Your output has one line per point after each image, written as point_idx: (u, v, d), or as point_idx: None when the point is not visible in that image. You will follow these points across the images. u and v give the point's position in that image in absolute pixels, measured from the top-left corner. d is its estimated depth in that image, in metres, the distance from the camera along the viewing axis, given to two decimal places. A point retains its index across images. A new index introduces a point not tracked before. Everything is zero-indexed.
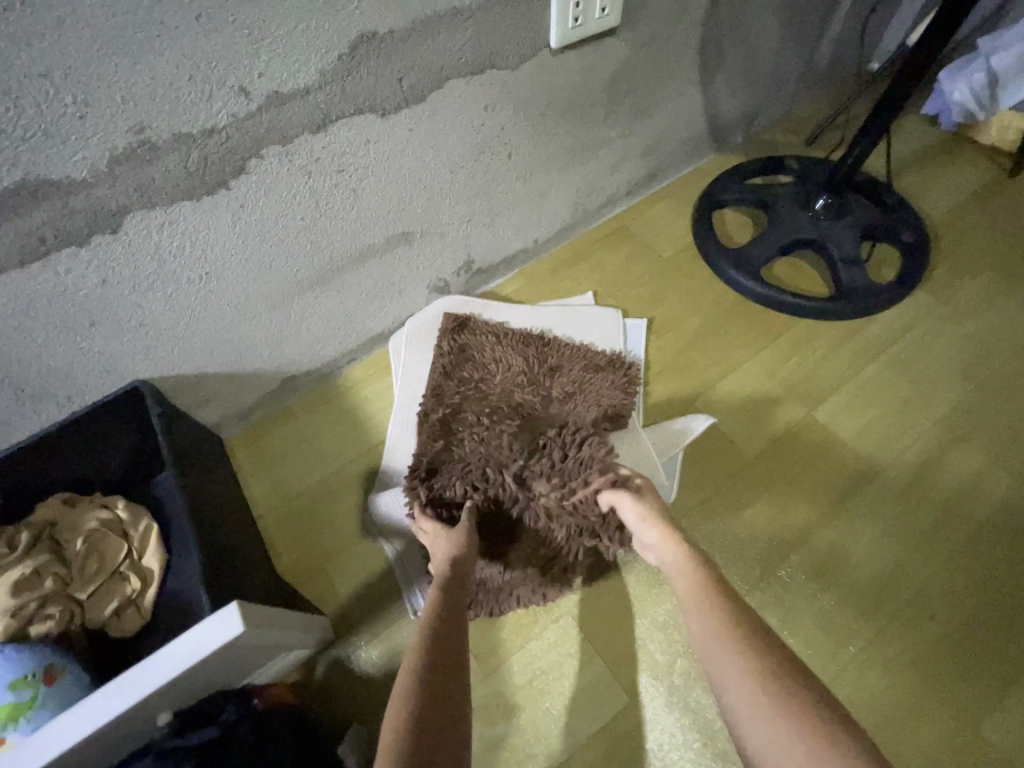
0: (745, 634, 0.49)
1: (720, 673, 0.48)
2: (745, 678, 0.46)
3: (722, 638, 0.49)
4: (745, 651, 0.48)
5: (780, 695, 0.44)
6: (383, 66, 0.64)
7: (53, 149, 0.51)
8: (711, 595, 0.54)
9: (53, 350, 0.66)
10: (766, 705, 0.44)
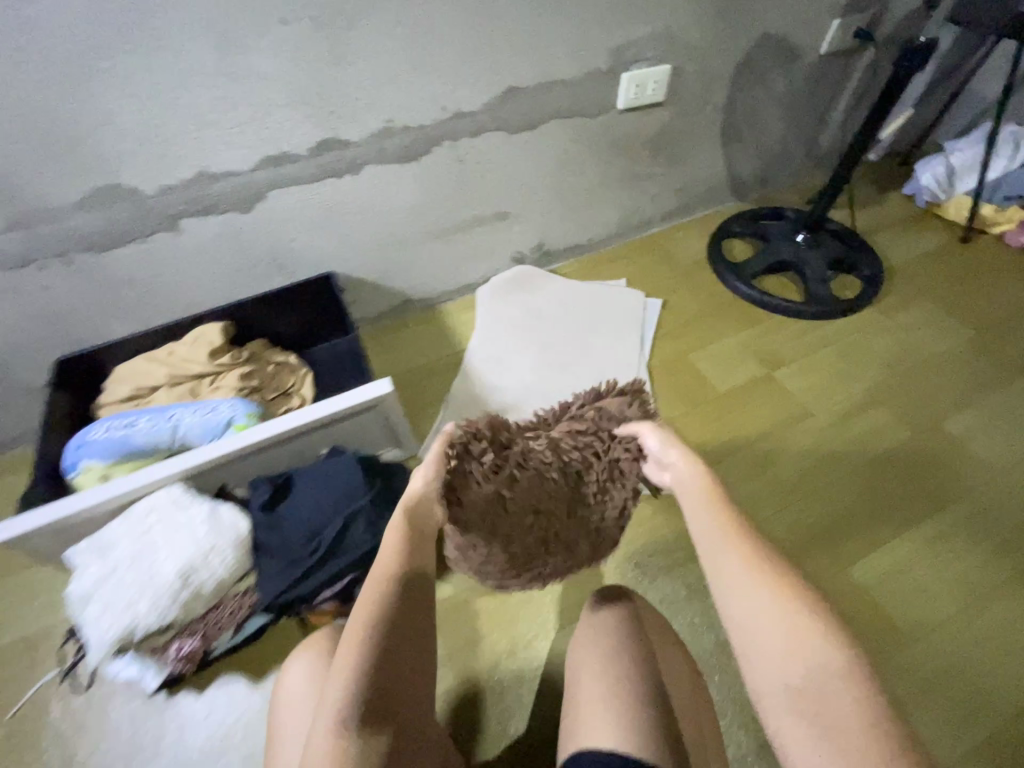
0: (756, 547, 0.50)
1: (726, 575, 0.49)
2: (743, 573, 0.48)
3: (735, 552, 0.49)
4: (751, 558, 0.49)
5: (781, 589, 0.46)
6: (517, 105, 1.09)
7: (348, 123, 0.96)
8: (723, 510, 0.53)
9: (297, 240, 1.10)
10: (760, 602, 0.46)
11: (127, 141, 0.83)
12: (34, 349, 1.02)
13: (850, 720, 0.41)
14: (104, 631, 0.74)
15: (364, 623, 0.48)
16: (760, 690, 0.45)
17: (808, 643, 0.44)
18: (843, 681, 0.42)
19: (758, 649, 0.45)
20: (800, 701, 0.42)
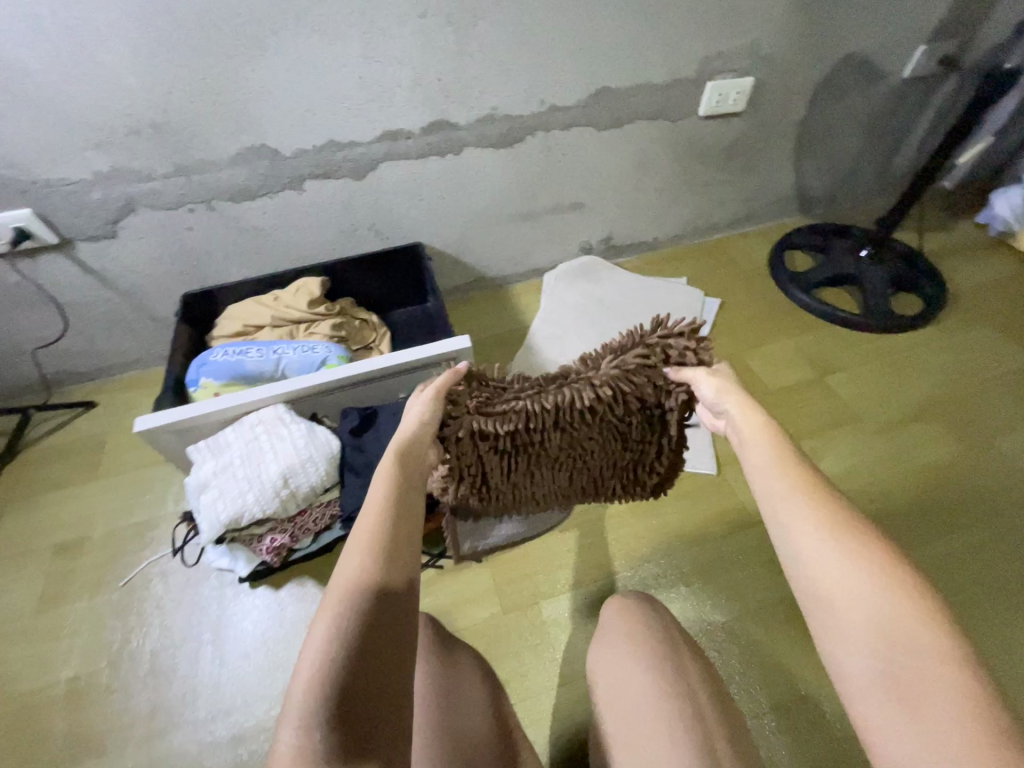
0: (833, 513, 0.46)
1: (797, 542, 0.46)
2: (823, 540, 0.44)
3: (811, 521, 0.46)
4: (831, 524, 0.45)
5: (866, 559, 0.43)
6: (607, 104, 1.19)
7: (458, 108, 1.08)
8: (798, 473, 0.49)
9: (396, 211, 1.23)
10: (845, 575, 0.43)
11: (276, 107, 0.97)
12: (166, 283, 1.17)
13: (949, 700, 0.36)
14: (216, 514, 0.86)
15: (343, 598, 0.42)
16: (841, 666, 0.41)
17: (900, 618, 0.40)
18: (943, 660, 0.38)
19: (834, 625, 0.42)
20: (884, 676, 0.39)
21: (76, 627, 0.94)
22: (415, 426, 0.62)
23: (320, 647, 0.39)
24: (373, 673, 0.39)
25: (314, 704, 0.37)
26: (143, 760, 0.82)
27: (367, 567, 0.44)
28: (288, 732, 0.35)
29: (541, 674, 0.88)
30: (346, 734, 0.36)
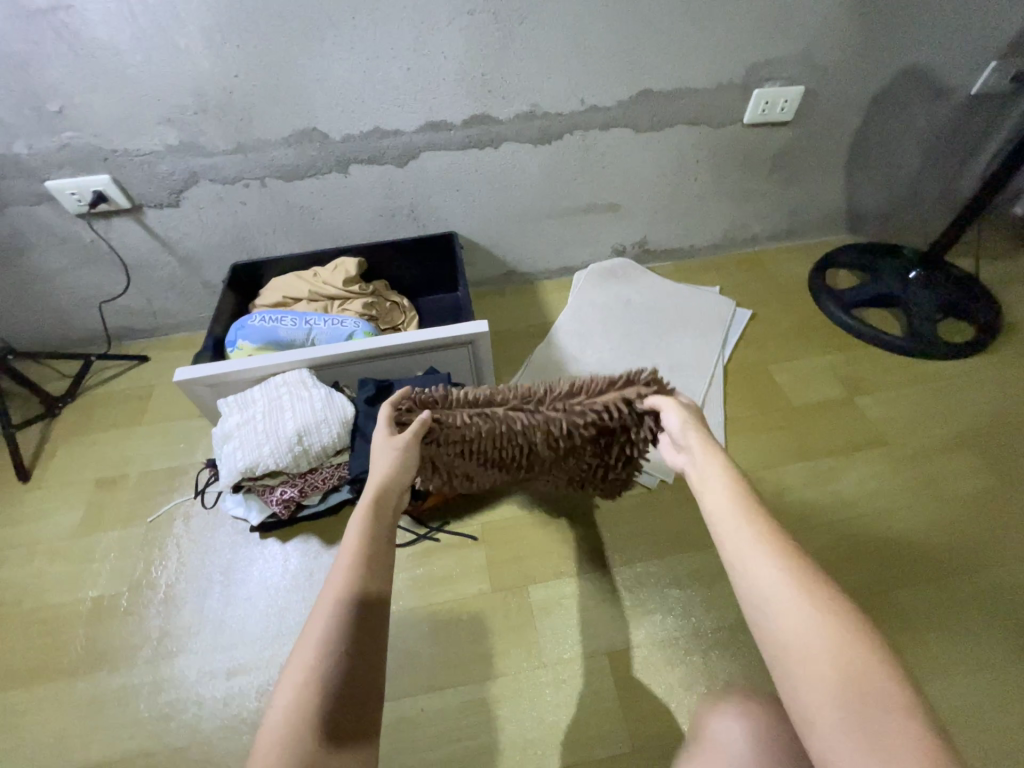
0: (793, 566, 0.49)
1: (760, 590, 0.48)
2: (782, 590, 0.47)
3: (773, 574, 0.48)
4: (791, 577, 0.48)
5: (823, 612, 0.45)
6: (648, 107, 1.20)
7: (499, 102, 1.12)
8: (761, 528, 0.52)
9: (434, 199, 1.28)
10: (802, 628, 0.44)
11: (330, 94, 1.04)
12: (219, 252, 1.27)
13: (909, 750, 0.37)
14: (235, 461, 0.93)
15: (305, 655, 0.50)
16: (806, 714, 0.42)
17: (858, 668, 0.42)
18: (901, 711, 0.39)
19: (795, 670, 0.43)
20: (847, 721, 0.40)
21: (106, 553, 1.02)
22: (384, 474, 0.69)
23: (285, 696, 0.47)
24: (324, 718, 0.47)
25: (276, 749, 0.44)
26: (146, 679, 0.88)
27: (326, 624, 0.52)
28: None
29: (522, 654, 0.89)
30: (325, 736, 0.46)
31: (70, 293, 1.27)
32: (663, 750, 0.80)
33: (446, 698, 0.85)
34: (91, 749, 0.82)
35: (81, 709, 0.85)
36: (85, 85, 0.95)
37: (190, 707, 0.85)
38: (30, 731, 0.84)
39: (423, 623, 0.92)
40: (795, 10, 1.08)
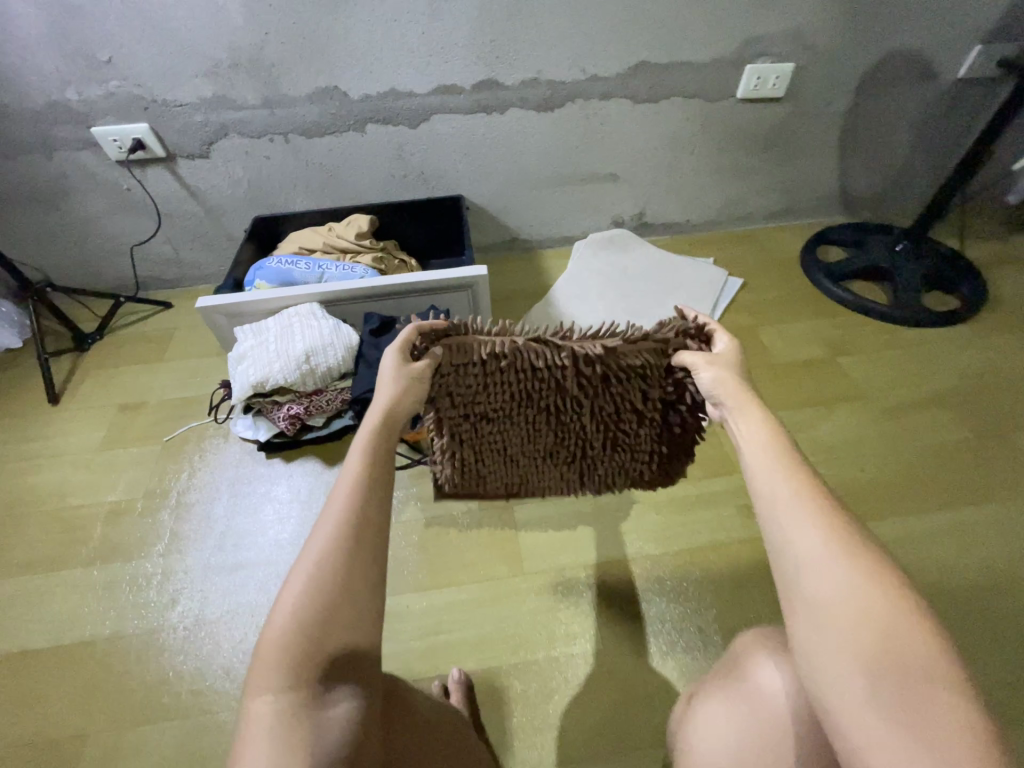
0: (839, 527, 0.44)
1: (800, 551, 0.43)
2: (823, 553, 0.43)
3: (818, 536, 0.43)
4: (836, 539, 0.43)
5: (872, 578, 0.41)
6: (645, 78, 1.28)
7: (505, 69, 1.21)
8: (809, 486, 0.47)
9: (443, 162, 1.37)
10: (841, 589, 0.41)
11: (351, 54, 1.14)
12: (242, 205, 1.37)
13: (945, 724, 0.36)
14: (247, 377, 1.02)
15: (306, 567, 0.48)
16: (829, 677, 0.39)
17: (898, 640, 0.38)
18: (938, 683, 0.37)
19: (824, 636, 0.40)
20: (880, 691, 0.37)
21: (124, 465, 1.11)
22: (393, 393, 0.62)
23: (286, 604, 0.47)
24: (326, 629, 0.47)
25: (273, 656, 0.46)
26: (157, 569, 0.95)
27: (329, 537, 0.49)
28: (260, 677, 0.45)
29: (503, 564, 0.94)
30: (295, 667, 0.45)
31: (105, 238, 1.37)
32: (630, 651, 0.85)
33: (430, 597, 0.91)
34: (103, 624, 0.89)
35: (96, 591, 0.93)
36: (133, 37, 1.06)
37: (194, 592, 0.92)
38: (50, 607, 0.91)
39: (412, 534, 0.98)
40: None
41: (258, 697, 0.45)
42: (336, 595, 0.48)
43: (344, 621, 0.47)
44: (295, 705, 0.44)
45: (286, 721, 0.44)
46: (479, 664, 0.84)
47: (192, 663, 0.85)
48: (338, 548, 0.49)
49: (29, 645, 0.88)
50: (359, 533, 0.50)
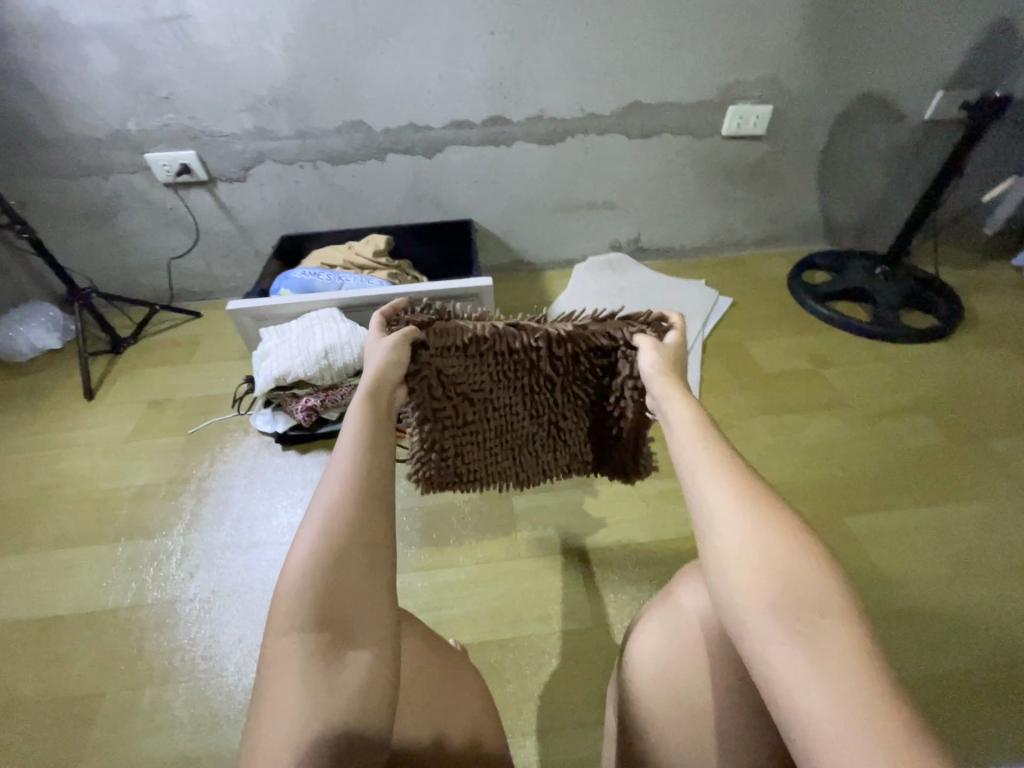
0: (749, 482, 0.45)
1: (711, 504, 0.44)
2: (731, 510, 0.43)
3: (729, 488, 0.44)
4: (744, 491, 0.44)
5: (774, 521, 0.41)
6: (638, 117, 1.42)
7: (512, 107, 1.36)
8: (721, 451, 0.48)
9: (454, 188, 1.50)
10: (751, 540, 0.41)
11: (376, 93, 1.30)
12: (271, 224, 1.51)
13: (845, 652, 0.35)
14: (271, 370, 1.12)
15: (313, 525, 0.45)
16: (742, 620, 0.39)
17: (808, 586, 0.38)
18: (838, 614, 0.36)
19: (732, 577, 0.40)
20: (784, 625, 0.36)
21: (151, 453, 1.19)
22: (381, 367, 0.62)
23: (297, 562, 0.44)
24: (342, 583, 0.43)
25: (295, 616, 0.43)
26: (176, 546, 1.02)
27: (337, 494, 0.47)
28: (279, 640, 0.42)
29: (500, 548, 1.00)
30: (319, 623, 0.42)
31: (146, 252, 1.51)
32: (619, 629, 0.89)
33: (431, 576, 0.97)
34: (126, 594, 0.95)
35: (120, 565, 1.00)
36: (189, 77, 1.22)
37: (211, 567, 0.99)
38: (77, 578, 0.98)
39: (416, 519, 1.05)
40: (760, 41, 1.31)
41: (278, 660, 0.42)
42: (352, 550, 0.44)
43: (363, 576, 0.44)
44: (322, 664, 0.41)
45: (314, 679, 0.40)
46: (475, 637, 0.89)
47: (206, 631, 0.91)
48: (345, 502, 0.47)
49: (57, 611, 0.94)
50: (366, 488, 0.48)
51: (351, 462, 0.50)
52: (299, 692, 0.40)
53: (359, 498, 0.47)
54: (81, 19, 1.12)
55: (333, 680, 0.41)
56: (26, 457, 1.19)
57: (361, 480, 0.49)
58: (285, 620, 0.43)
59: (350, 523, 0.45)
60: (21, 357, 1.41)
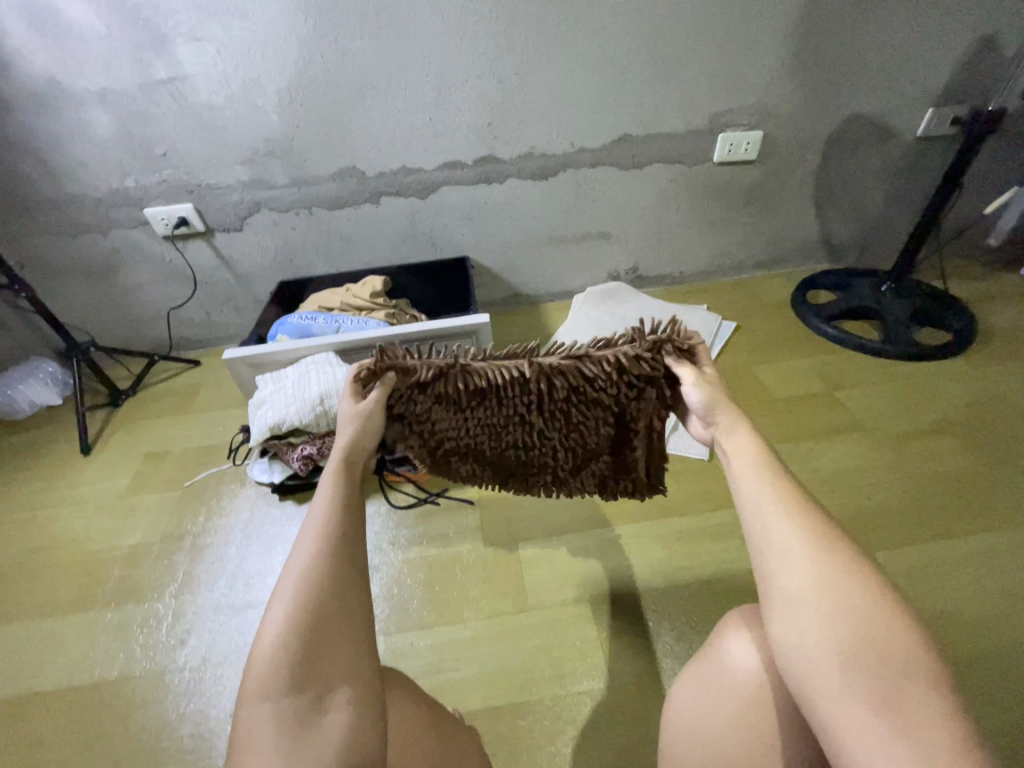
0: (813, 528, 0.46)
1: (777, 546, 0.45)
2: (798, 553, 0.44)
3: (794, 530, 0.46)
4: (814, 536, 0.45)
5: (841, 567, 0.43)
6: (629, 149, 1.43)
7: (503, 146, 1.38)
8: (784, 490, 0.49)
9: (451, 227, 1.51)
10: (813, 586, 0.43)
11: (368, 138, 1.32)
12: (269, 271, 1.51)
13: (921, 714, 0.37)
14: (266, 419, 1.09)
15: (290, 587, 0.45)
16: (809, 672, 0.41)
17: (874, 637, 0.40)
18: (918, 677, 0.38)
19: (799, 625, 0.42)
20: (854, 679, 0.39)
21: (145, 509, 1.15)
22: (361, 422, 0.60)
23: (272, 630, 0.43)
24: (319, 653, 0.43)
25: (269, 684, 0.42)
26: (167, 610, 0.97)
27: (310, 561, 0.46)
28: (254, 705, 0.42)
29: (508, 600, 0.94)
30: (294, 691, 0.42)
31: (145, 304, 1.52)
32: (640, 686, 0.83)
33: (435, 634, 0.91)
34: (112, 665, 0.90)
35: (107, 634, 0.95)
36: (184, 134, 1.25)
37: (203, 633, 0.93)
38: (62, 651, 0.93)
39: (418, 571, 0.99)
40: (745, 70, 1.32)
41: (255, 728, 0.41)
42: (328, 614, 0.44)
43: (342, 636, 0.44)
44: (301, 731, 0.41)
45: (293, 745, 0.40)
46: (485, 702, 0.82)
47: (197, 705, 0.85)
48: (321, 569, 0.46)
49: (40, 688, 0.89)
50: (343, 550, 0.47)
51: (325, 519, 0.48)
52: (277, 759, 0.40)
53: (337, 562, 0.46)
54: (80, 86, 1.15)
55: (308, 749, 0.40)
56: (20, 518, 1.16)
57: (337, 537, 0.47)
58: (259, 686, 0.42)
59: (325, 586, 0.45)
60: (19, 414, 1.40)
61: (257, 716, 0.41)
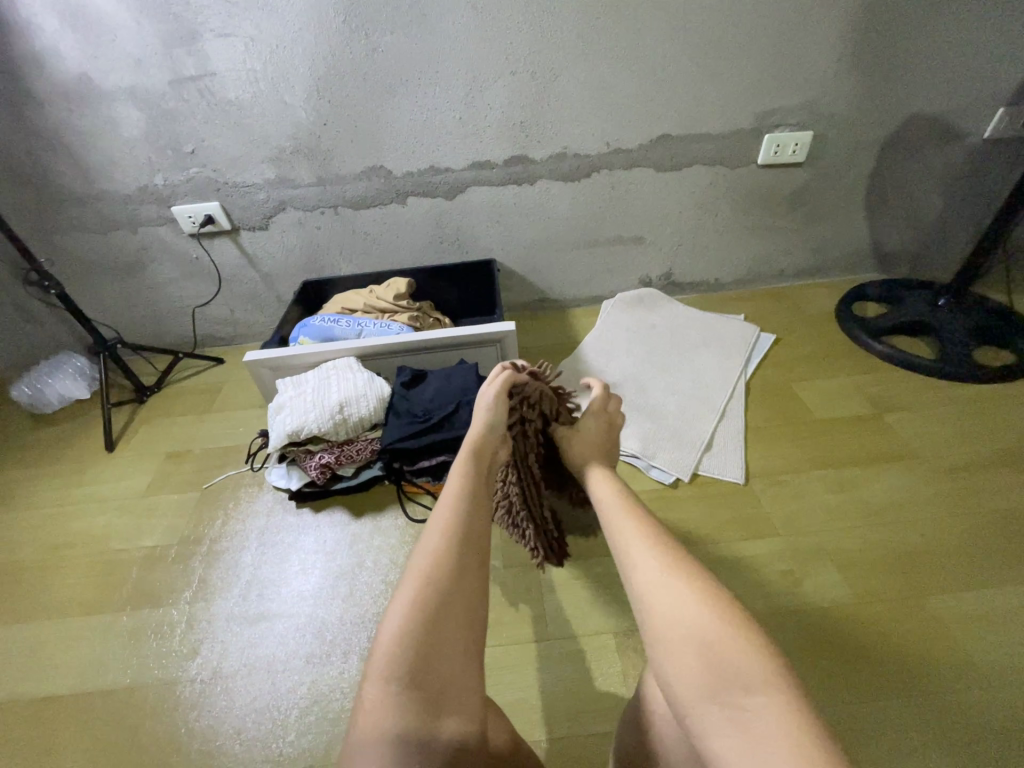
0: (666, 554, 0.53)
1: (641, 578, 0.51)
2: (656, 579, 0.50)
3: (653, 561, 0.52)
4: (666, 562, 0.51)
5: (696, 592, 0.47)
6: (667, 150, 1.36)
7: (535, 146, 1.32)
8: (650, 531, 0.56)
9: (478, 229, 1.46)
10: (668, 604, 0.48)
11: (396, 137, 1.28)
12: (293, 270, 1.49)
13: (771, 721, 0.38)
14: (285, 424, 1.07)
15: (422, 572, 0.52)
16: (685, 703, 0.43)
17: (716, 641, 0.43)
18: (768, 688, 0.40)
19: (665, 649, 0.46)
20: (714, 692, 0.41)
21: (164, 510, 1.15)
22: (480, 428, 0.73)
23: (400, 614, 0.48)
24: (438, 641, 0.48)
25: (393, 663, 0.46)
26: (182, 617, 0.96)
27: (440, 550, 0.54)
28: (378, 683, 0.45)
29: (528, 627, 0.89)
30: (416, 674, 0.46)
31: (172, 300, 1.52)
32: None
33: None
34: (127, 672, 0.89)
35: (123, 638, 0.94)
36: (213, 132, 1.23)
37: (215, 643, 0.92)
38: (79, 652, 0.93)
39: None
40: (796, 66, 1.23)
41: (377, 704, 0.45)
42: (453, 605, 0.51)
43: (460, 629, 0.50)
44: (419, 711, 0.45)
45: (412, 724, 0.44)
46: None
47: (206, 719, 0.83)
48: (449, 559, 0.53)
49: (55, 690, 0.89)
50: (464, 547, 0.55)
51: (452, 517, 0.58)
52: (396, 742, 0.43)
53: (460, 557, 0.54)
54: (112, 83, 1.15)
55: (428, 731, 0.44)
56: (44, 512, 1.17)
57: (461, 533, 0.56)
58: (385, 668, 0.46)
59: (450, 577, 0.52)
60: (48, 407, 1.42)
61: (379, 696, 0.45)
